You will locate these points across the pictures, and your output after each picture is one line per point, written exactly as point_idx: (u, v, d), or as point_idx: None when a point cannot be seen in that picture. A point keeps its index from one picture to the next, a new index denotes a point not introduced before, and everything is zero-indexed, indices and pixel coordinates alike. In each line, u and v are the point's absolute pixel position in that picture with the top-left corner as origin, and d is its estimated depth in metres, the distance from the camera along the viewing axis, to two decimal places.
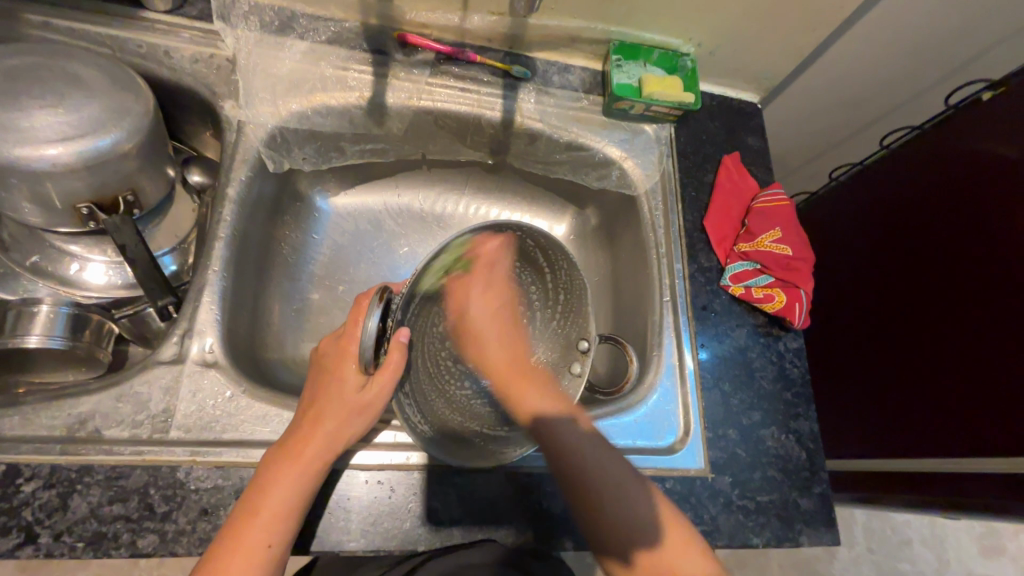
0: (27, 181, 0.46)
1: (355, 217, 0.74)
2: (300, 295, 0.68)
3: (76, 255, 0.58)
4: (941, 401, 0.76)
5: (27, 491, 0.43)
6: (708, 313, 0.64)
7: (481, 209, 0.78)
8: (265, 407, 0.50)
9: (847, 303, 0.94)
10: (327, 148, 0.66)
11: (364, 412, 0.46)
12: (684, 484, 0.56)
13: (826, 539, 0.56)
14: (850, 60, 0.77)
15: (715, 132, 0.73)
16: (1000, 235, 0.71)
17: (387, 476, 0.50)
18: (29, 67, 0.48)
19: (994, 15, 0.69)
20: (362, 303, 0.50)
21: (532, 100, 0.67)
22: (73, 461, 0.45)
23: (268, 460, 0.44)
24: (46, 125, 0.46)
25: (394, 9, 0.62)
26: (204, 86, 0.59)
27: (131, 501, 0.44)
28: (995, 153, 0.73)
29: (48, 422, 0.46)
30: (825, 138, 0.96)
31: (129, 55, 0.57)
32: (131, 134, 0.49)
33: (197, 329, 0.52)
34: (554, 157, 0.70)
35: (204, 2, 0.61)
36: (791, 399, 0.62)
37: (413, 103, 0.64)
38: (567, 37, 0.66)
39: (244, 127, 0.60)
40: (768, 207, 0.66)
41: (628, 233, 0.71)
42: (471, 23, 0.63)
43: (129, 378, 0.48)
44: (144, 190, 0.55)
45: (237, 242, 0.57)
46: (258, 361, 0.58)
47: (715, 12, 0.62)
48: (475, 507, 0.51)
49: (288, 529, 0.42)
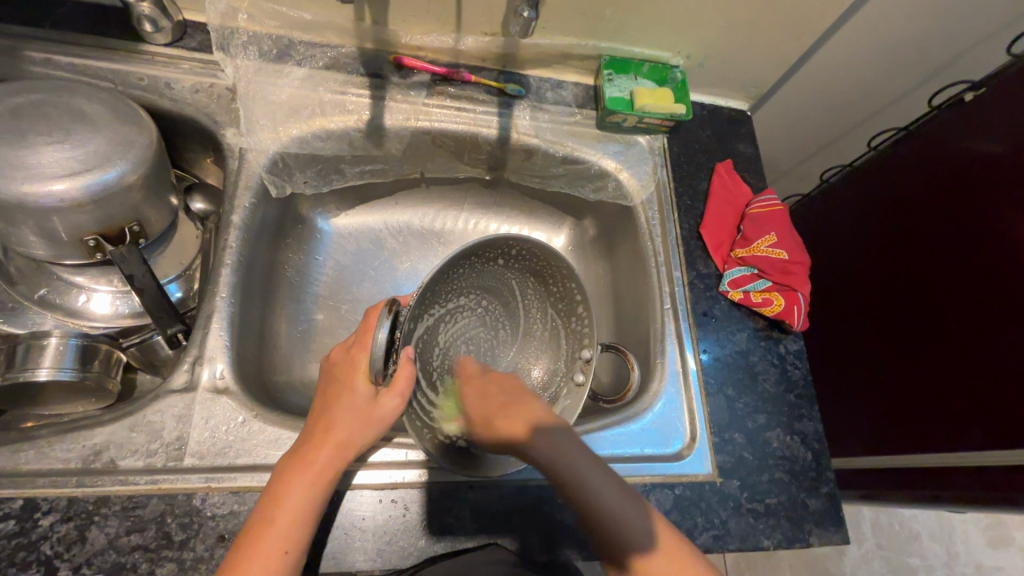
0: (37, 217, 0.47)
1: (358, 237, 0.74)
2: (305, 316, 0.69)
3: (82, 287, 0.58)
4: (946, 399, 0.77)
5: (45, 525, 0.43)
6: (708, 319, 0.65)
7: (480, 224, 0.79)
8: (276, 431, 0.50)
9: (845, 302, 0.96)
10: (328, 170, 0.67)
11: (375, 422, 0.46)
12: (693, 490, 0.56)
13: (835, 538, 0.57)
14: (835, 65, 0.79)
15: (707, 140, 0.75)
16: (991, 230, 0.72)
17: (400, 494, 0.51)
18: (35, 105, 0.49)
19: (971, 17, 0.71)
20: (371, 313, 0.51)
21: (527, 117, 0.69)
22: (89, 493, 0.45)
23: (280, 469, 0.45)
24: (53, 161, 0.47)
25: (390, 33, 0.63)
26: (204, 115, 0.60)
27: (149, 530, 0.45)
28: (984, 151, 0.74)
29: (62, 455, 0.46)
30: (814, 140, 0.98)
31: (130, 87, 0.59)
32: (136, 166, 0.50)
33: (207, 356, 0.52)
34: (551, 170, 0.71)
35: (203, 33, 0.62)
36: (795, 400, 0.63)
37: (411, 124, 0.65)
38: (559, 54, 0.67)
39: (246, 153, 0.61)
40: (762, 212, 0.67)
41: (627, 243, 0.72)
42: (465, 45, 0.65)
43: (141, 407, 0.49)
44: (149, 220, 0.56)
45: (242, 266, 0.58)
46: (266, 383, 0.59)
47: (702, 25, 0.64)
48: (488, 521, 0.51)
49: (304, 535, 0.42)
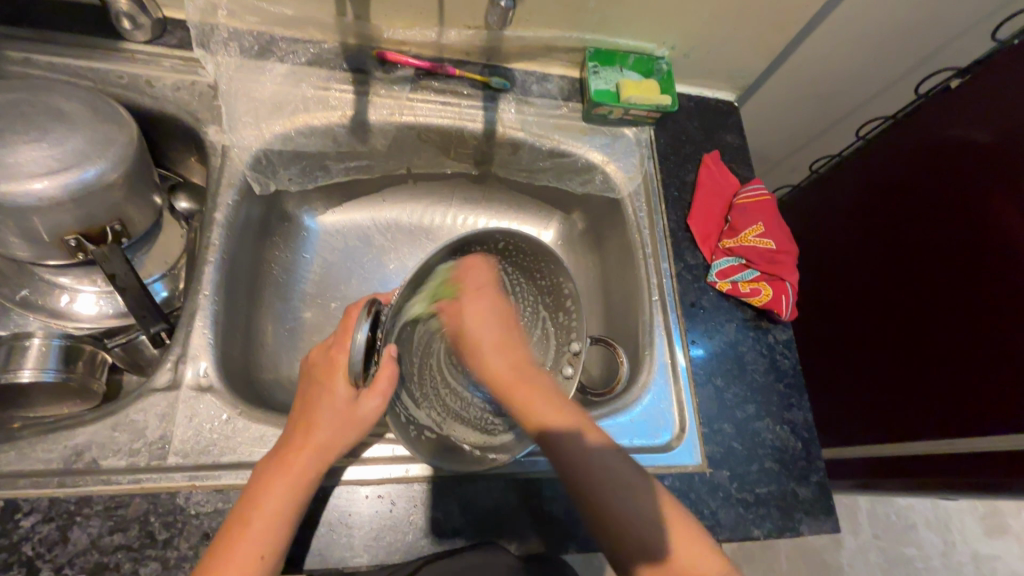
0: (14, 216, 0.46)
1: (345, 235, 0.74)
2: (293, 314, 0.68)
3: (66, 287, 0.58)
4: (939, 389, 0.76)
5: (26, 526, 0.43)
6: (696, 310, 0.65)
7: (469, 220, 0.79)
8: (262, 428, 0.50)
9: (836, 292, 0.95)
10: (313, 167, 0.67)
11: (357, 423, 0.46)
12: (682, 481, 0.56)
13: (825, 526, 0.57)
14: (820, 56, 0.79)
15: (694, 132, 0.75)
16: (983, 218, 0.72)
17: (387, 490, 0.50)
18: (11, 103, 0.49)
19: (954, 6, 0.71)
20: (352, 314, 0.50)
21: (512, 110, 0.68)
22: (71, 493, 0.45)
23: (261, 471, 0.44)
24: (31, 161, 0.46)
25: (372, 28, 0.63)
26: (186, 113, 0.60)
27: (132, 530, 0.44)
28: (972, 139, 0.74)
29: (43, 455, 0.46)
30: (803, 131, 0.97)
31: (110, 86, 0.58)
32: (116, 164, 0.50)
33: (190, 354, 0.52)
34: (538, 164, 0.71)
35: (183, 30, 0.62)
36: (784, 389, 0.63)
37: (395, 119, 0.65)
38: (543, 47, 0.67)
39: (229, 151, 0.60)
40: (749, 202, 0.67)
41: (614, 236, 0.71)
42: (448, 39, 0.65)
43: (124, 406, 0.48)
44: (131, 219, 0.55)
45: (226, 264, 0.57)
46: (253, 381, 0.59)
47: (685, 16, 0.64)
48: (476, 516, 0.51)
49: (282, 538, 0.42)
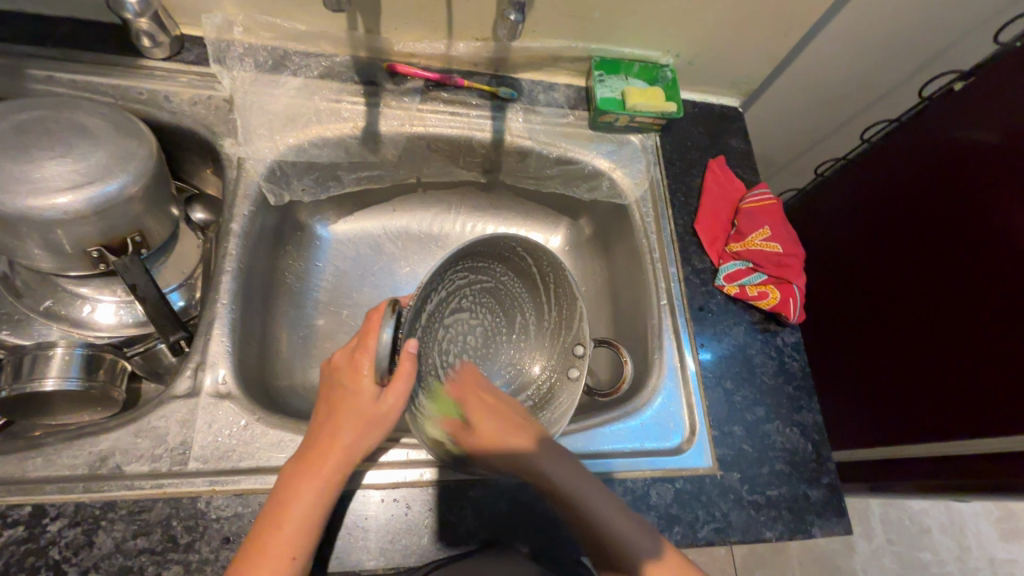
0: (40, 229, 0.48)
1: (356, 243, 0.75)
2: (306, 322, 0.69)
3: (88, 297, 0.60)
4: (949, 391, 0.76)
5: (53, 531, 0.44)
6: (705, 314, 0.65)
7: (477, 226, 0.80)
8: (280, 433, 0.51)
9: (843, 295, 0.96)
10: (325, 177, 0.68)
11: (381, 423, 0.47)
12: (694, 483, 0.56)
13: (837, 528, 0.57)
14: (823, 61, 0.80)
15: (700, 137, 0.75)
16: (990, 220, 0.72)
17: (402, 493, 0.51)
18: (37, 121, 0.50)
19: (955, 10, 0.72)
20: (374, 316, 0.48)
21: (520, 119, 0.70)
22: (96, 498, 0.46)
23: (286, 475, 0.45)
24: (56, 175, 0.48)
25: (382, 41, 0.64)
26: (203, 126, 0.62)
27: (155, 534, 0.45)
28: (978, 141, 0.74)
29: (69, 461, 0.47)
30: (808, 135, 0.98)
31: (129, 102, 0.60)
32: (137, 177, 0.51)
33: (209, 361, 0.53)
34: (545, 171, 0.72)
35: (200, 46, 0.64)
36: (793, 391, 0.63)
37: (406, 130, 0.66)
38: (550, 57, 0.68)
39: (244, 163, 0.62)
40: (755, 206, 0.67)
41: (622, 241, 0.72)
42: (457, 50, 0.66)
43: (145, 413, 0.50)
44: (151, 230, 0.57)
45: (243, 273, 0.58)
46: (269, 387, 0.60)
47: (689, 24, 0.65)
48: (490, 519, 0.52)
49: (312, 539, 0.43)
